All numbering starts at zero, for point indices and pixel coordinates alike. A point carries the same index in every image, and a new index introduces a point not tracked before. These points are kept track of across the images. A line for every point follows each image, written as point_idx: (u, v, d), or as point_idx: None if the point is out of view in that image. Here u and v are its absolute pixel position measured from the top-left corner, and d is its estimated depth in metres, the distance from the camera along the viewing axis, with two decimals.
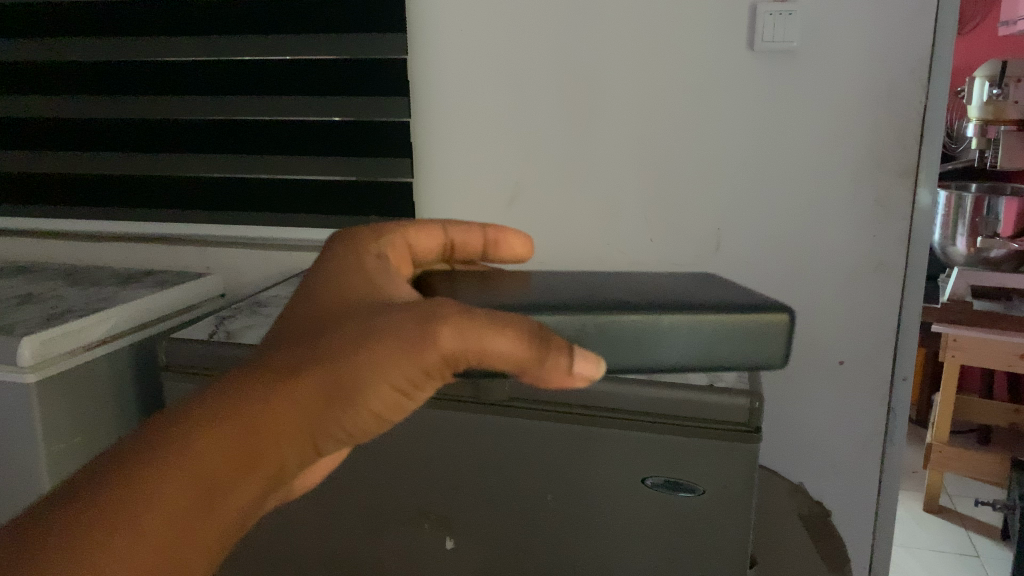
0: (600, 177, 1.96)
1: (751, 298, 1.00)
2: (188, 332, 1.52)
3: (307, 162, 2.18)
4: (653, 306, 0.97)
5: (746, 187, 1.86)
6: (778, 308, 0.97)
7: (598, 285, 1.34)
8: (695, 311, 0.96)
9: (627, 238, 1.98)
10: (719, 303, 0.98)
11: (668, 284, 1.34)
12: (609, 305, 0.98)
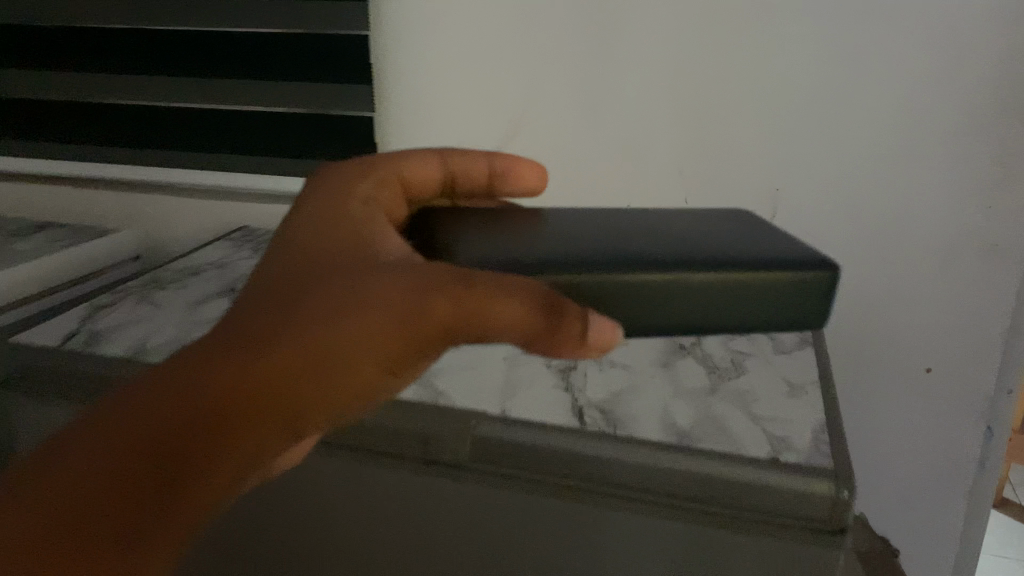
0: (624, 112, 1.48)
1: (779, 243, 0.83)
2: (39, 332, 1.10)
3: (235, 86, 1.67)
4: (674, 255, 0.79)
5: (817, 134, 1.38)
6: (818, 260, 0.78)
7: (603, 228, 0.89)
8: (721, 262, 0.78)
9: (656, 195, 1.52)
10: (747, 249, 0.81)
11: (709, 232, 0.89)
12: (621, 256, 0.79)
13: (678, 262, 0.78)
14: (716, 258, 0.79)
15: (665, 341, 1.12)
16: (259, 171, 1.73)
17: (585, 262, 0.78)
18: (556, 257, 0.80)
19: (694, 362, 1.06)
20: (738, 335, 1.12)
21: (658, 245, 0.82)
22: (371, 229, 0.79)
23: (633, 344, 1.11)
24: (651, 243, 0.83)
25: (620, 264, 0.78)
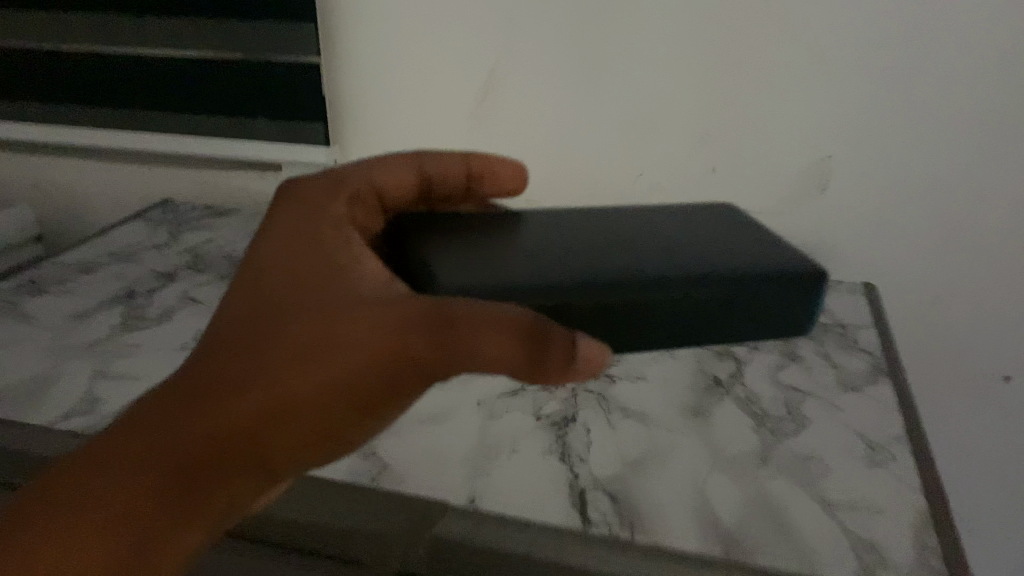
0: (628, 54, 1.05)
1: (759, 247, 0.73)
2: None
3: (79, 25, 1.21)
4: (645, 258, 0.69)
5: (893, 85, 0.98)
6: (796, 263, 0.69)
7: (603, 238, 0.73)
8: (689, 262, 0.69)
9: (669, 168, 1.11)
10: (722, 253, 0.71)
11: (700, 242, 0.74)
12: (592, 266, 0.67)
13: (649, 264, 0.68)
14: (687, 261, 0.69)
15: (695, 373, 0.84)
16: (128, 135, 1.30)
17: (550, 277, 0.65)
18: (511, 275, 0.65)
19: (735, 407, 0.78)
20: (790, 363, 0.86)
21: (634, 247, 0.72)
22: (331, 239, 0.60)
23: (653, 378, 0.83)
24: (628, 250, 0.71)
25: (586, 272, 0.66)
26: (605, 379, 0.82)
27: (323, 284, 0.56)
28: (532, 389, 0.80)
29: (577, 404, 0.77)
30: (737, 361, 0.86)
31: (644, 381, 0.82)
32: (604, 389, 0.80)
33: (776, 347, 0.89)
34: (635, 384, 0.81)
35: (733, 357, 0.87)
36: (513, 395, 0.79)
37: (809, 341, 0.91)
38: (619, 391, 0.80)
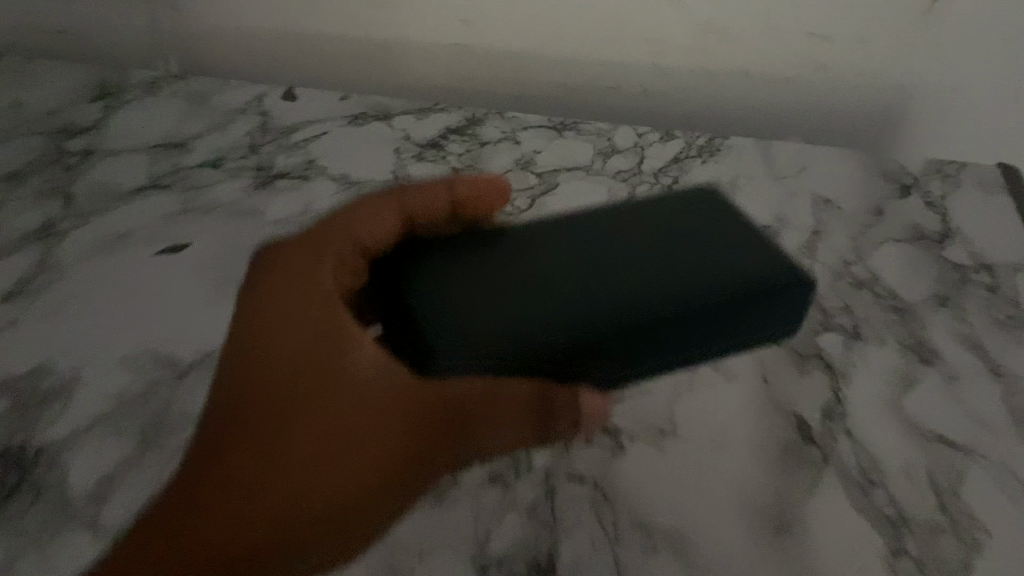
0: None
1: (714, 213, 0.45)
2: None
3: None
4: (603, 269, 0.42)
5: None
6: (775, 257, 0.42)
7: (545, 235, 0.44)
8: (665, 267, 0.42)
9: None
10: (689, 234, 0.44)
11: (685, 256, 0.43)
12: (538, 297, 0.40)
13: (615, 287, 0.41)
14: (662, 266, 0.42)
15: (764, 412, 0.47)
16: None
17: (482, 337, 0.39)
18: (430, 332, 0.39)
19: (846, 506, 0.43)
20: (914, 374, 0.49)
21: (577, 235, 0.44)
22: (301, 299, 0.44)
23: (691, 434, 0.46)
24: (573, 244, 0.43)
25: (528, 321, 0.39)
26: (605, 447, 0.45)
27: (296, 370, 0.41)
28: (473, 485, 0.43)
29: (557, 523, 0.41)
30: (832, 375, 0.49)
31: (676, 442, 0.45)
32: (605, 474, 0.44)
33: (891, 333, 0.52)
34: (660, 452, 0.45)
35: (823, 364, 0.50)
36: (437, 505, 0.42)
37: (943, 315, 0.53)
38: (631, 476, 0.44)
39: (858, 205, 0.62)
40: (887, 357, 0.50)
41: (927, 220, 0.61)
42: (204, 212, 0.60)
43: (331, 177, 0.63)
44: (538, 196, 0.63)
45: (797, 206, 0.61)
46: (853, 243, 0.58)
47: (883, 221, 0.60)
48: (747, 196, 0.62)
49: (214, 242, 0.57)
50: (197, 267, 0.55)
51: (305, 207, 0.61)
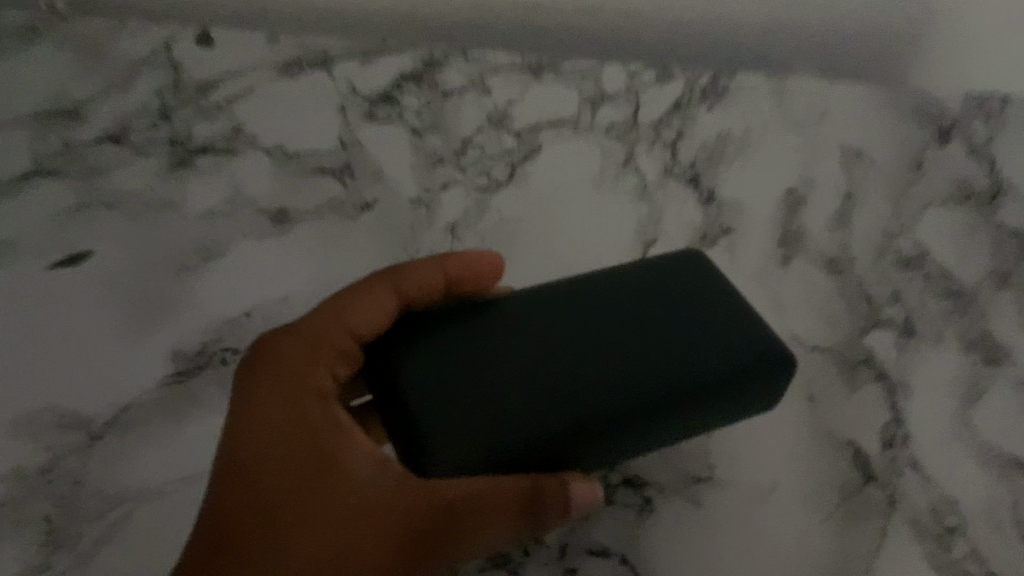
0: None
1: (685, 262, 0.36)
2: None
3: None
4: (555, 363, 0.33)
5: None
6: (754, 319, 0.35)
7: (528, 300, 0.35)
8: (633, 351, 0.33)
9: None
10: (648, 293, 0.35)
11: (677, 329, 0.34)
12: (492, 416, 0.31)
13: (576, 389, 0.32)
14: (629, 350, 0.33)
15: (814, 444, 0.39)
16: None
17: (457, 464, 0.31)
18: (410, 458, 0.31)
19: (921, 563, 0.35)
20: (983, 377, 0.42)
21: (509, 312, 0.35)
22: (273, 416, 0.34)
23: (731, 479, 0.38)
24: (524, 322, 0.34)
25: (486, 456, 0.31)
26: (631, 505, 0.37)
27: (288, 472, 0.33)
28: (475, 571, 0.35)
29: None
30: (887, 386, 0.41)
31: (715, 492, 0.37)
32: (632, 542, 0.36)
33: (949, 326, 0.44)
34: (696, 506, 0.37)
35: (876, 373, 0.42)
36: None
37: (1007, 296, 0.45)
38: (664, 542, 0.36)
39: (893, 156, 0.53)
40: (948, 358, 0.42)
41: (973, 172, 0.52)
42: (109, 207, 0.48)
43: (263, 150, 0.51)
44: (519, 163, 0.52)
45: (825, 164, 0.52)
46: (893, 209, 0.50)
47: (924, 177, 0.52)
48: (765, 151, 0.53)
49: (125, 248, 0.46)
50: (105, 285, 0.45)
51: (235, 192, 0.49)
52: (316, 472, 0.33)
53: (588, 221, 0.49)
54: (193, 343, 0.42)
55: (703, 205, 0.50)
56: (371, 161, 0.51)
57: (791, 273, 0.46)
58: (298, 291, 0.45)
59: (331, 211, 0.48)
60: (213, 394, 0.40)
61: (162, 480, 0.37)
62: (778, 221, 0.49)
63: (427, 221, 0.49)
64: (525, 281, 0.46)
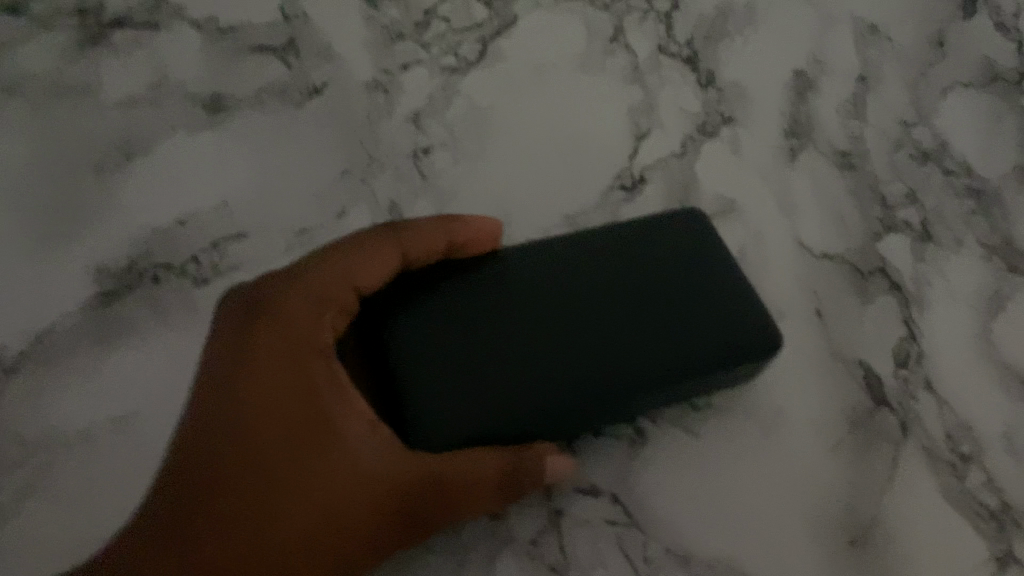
0: None
1: (685, 234, 0.34)
2: None
3: None
4: (532, 335, 0.31)
5: None
6: (743, 303, 0.32)
7: (522, 267, 0.33)
8: (629, 318, 0.32)
9: None
10: (642, 263, 0.33)
11: (676, 294, 0.32)
12: (475, 396, 0.30)
13: (549, 365, 0.31)
14: (625, 318, 0.32)
15: (823, 364, 0.35)
16: None
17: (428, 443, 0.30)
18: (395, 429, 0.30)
19: (937, 495, 0.33)
20: (1005, 286, 0.38)
21: (498, 278, 0.33)
22: (280, 364, 0.31)
23: (731, 406, 0.34)
24: (515, 293, 0.32)
25: (481, 429, 0.30)
26: (622, 437, 0.33)
27: (275, 431, 0.30)
28: None
29: (569, 564, 0.31)
30: (901, 299, 0.37)
31: (715, 421, 0.34)
32: (625, 478, 0.32)
33: (968, 230, 0.40)
34: (693, 438, 0.33)
35: (890, 284, 0.38)
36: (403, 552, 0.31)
37: None
38: (659, 479, 0.32)
39: (913, 31, 0.47)
40: (967, 267, 0.39)
41: (1002, 51, 0.46)
42: (10, 93, 0.41)
43: (191, 23, 0.44)
44: (492, 38, 0.45)
45: (836, 41, 0.46)
46: (911, 94, 0.45)
47: (946, 56, 0.46)
48: (770, 27, 0.46)
49: (35, 145, 0.40)
50: (14, 190, 0.39)
51: (160, 74, 0.42)
52: (310, 439, 0.29)
53: (573, 110, 0.43)
54: (121, 258, 0.37)
55: (702, 89, 0.44)
56: (318, 37, 0.44)
57: (799, 169, 0.41)
58: (239, 193, 0.39)
59: (274, 98, 0.42)
60: (146, 319, 0.35)
61: (92, 421, 0.33)
62: (785, 109, 0.44)
63: (386, 107, 0.42)
64: (504, 181, 0.40)
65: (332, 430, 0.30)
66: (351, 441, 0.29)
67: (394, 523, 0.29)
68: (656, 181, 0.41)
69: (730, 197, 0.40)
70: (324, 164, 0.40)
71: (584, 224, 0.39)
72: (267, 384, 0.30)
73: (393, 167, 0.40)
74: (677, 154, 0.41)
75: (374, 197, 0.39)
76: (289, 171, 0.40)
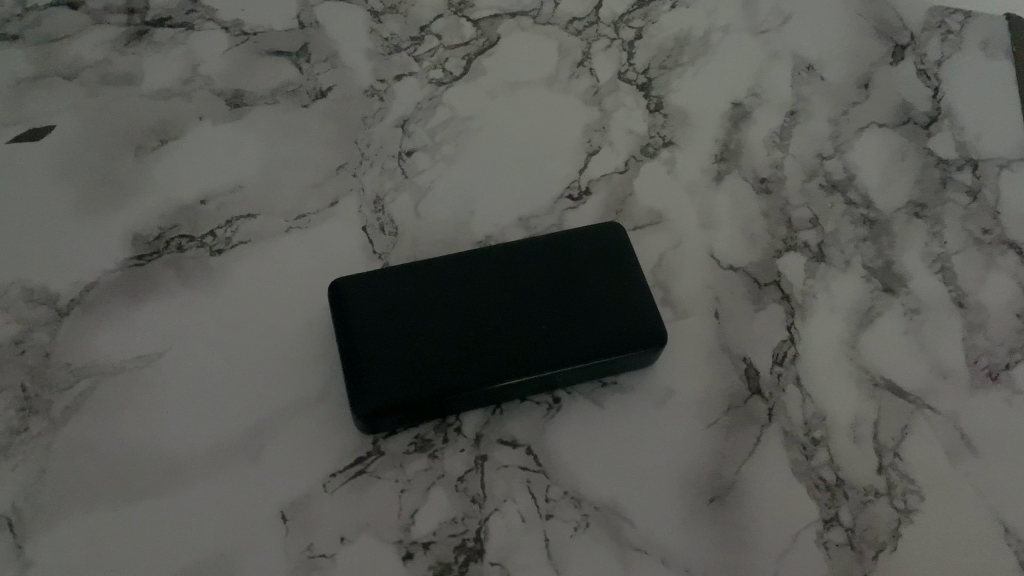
0: None
1: (605, 247, 0.43)
2: None
3: None
4: (471, 322, 0.40)
5: None
6: (641, 306, 0.41)
7: (468, 267, 0.42)
8: (550, 304, 0.41)
9: None
10: (563, 269, 0.42)
11: (588, 295, 0.41)
12: (422, 364, 0.39)
13: (482, 346, 0.40)
14: (547, 306, 0.41)
15: (713, 357, 0.43)
16: None
17: (385, 398, 0.38)
18: (357, 384, 0.39)
19: (787, 469, 0.41)
20: (877, 304, 0.46)
21: (451, 273, 0.41)
22: (216, 333, 0.42)
23: (633, 386, 0.42)
24: (460, 288, 0.41)
25: (437, 390, 0.39)
26: (541, 402, 0.42)
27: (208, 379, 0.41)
28: (398, 453, 0.40)
29: (486, 497, 0.39)
30: (789, 308, 0.45)
31: (618, 396, 0.42)
32: (539, 434, 0.41)
33: (857, 253, 0.47)
34: (599, 409, 0.42)
35: (781, 295, 0.45)
36: (359, 479, 0.39)
37: (917, 226, 0.48)
38: (566, 438, 0.41)
39: (843, 72, 0.54)
40: (850, 284, 0.46)
41: (917, 95, 0.53)
42: (66, 79, 0.49)
43: (220, 25, 0.52)
44: (476, 55, 0.52)
45: (774, 76, 0.53)
46: (832, 128, 0.52)
47: (869, 97, 0.53)
48: (719, 59, 0.54)
49: (84, 125, 0.48)
50: (66, 162, 0.47)
51: (191, 70, 0.50)
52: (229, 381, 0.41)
53: (537, 125, 0.50)
54: (152, 228, 0.45)
55: (650, 113, 0.51)
56: (328, 44, 0.52)
57: (723, 190, 0.49)
58: (250, 178, 0.47)
59: (286, 97, 0.49)
60: (170, 280, 0.44)
61: (125, 356, 0.42)
62: (719, 136, 0.51)
63: (379, 112, 0.50)
64: (470, 184, 0.48)
65: (255, 379, 0.41)
66: (274, 389, 0.41)
67: (302, 451, 0.40)
68: (599, 192, 0.48)
69: (660, 209, 0.48)
70: (322, 159, 0.48)
71: (535, 225, 0.47)
72: (204, 348, 0.42)
73: (381, 165, 0.48)
74: (620, 170, 0.49)
75: (362, 189, 0.47)
76: (292, 162, 0.47)
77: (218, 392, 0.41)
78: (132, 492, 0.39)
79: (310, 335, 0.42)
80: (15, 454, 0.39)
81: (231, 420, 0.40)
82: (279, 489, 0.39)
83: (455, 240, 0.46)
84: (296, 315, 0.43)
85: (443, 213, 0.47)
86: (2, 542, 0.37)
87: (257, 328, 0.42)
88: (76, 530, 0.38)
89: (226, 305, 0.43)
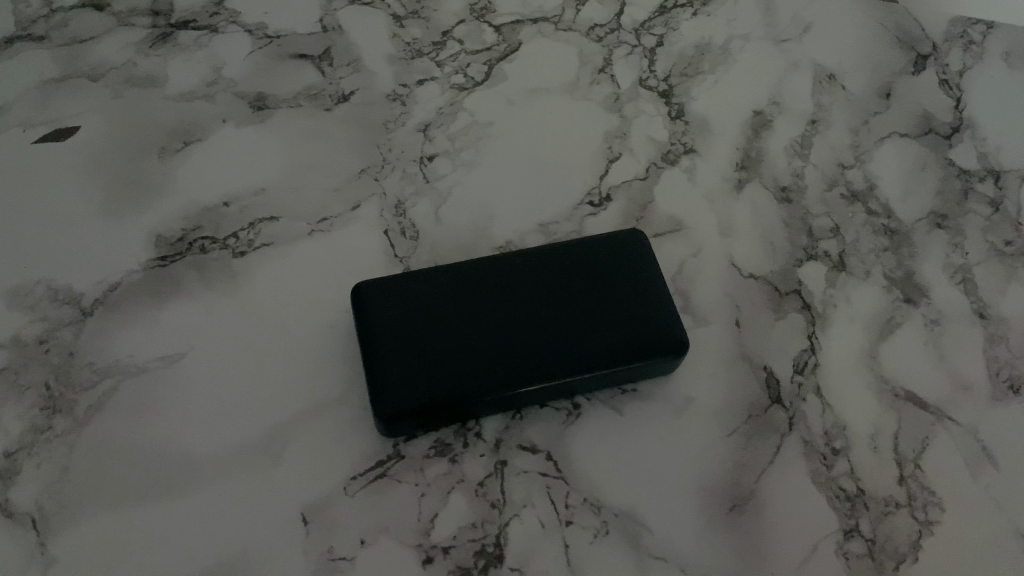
0: None
1: (625, 254, 0.43)
2: None
3: None
4: (491, 327, 0.40)
5: None
6: (661, 313, 0.41)
7: (489, 272, 0.42)
8: (571, 309, 0.41)
9: None
10: (583, 275, 0.42)
11: (608, 301, 0.41)
12: (443, 367, 0.39)
13: (502, 351, 0.40)
14: (567, 311, 0.41)
15: (733, 365, 0.43)
16: None
17: (406, 400, 0.38)
18: (378, 387, 0.39)
19: (807, 479, 0.41)
20: (898, 314, 0.45)
21: (472, 277, 0.42)
22: (238, 334, 0.43)
23: (652, 393, 0.42)
24: (481, 292, 0.41)
25: (458, 393, 0.39)
26: (561, 408, 0.42)
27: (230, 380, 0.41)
28: (419, 457, 0.40)
29: (506, 502, 0.39)
30: (809, 317, 0.45)
31: (638, 404, 0.42)
32: (558, 441, 0.41)
33: (878, 263, 0.47)
34: (618, 416, 0.42)
35: (801, 304, 0.45)
36: (379, 482, 0.39)
37: (938, 237, 0.48)
38: (585, 445, 0.41)
39: (864, 81, 0.54)
40: (870, 294, 0.46)
41: (939, 106, 0.53)
42: (92, 80, 0.50)
43: (244, 29, 0.52)
44: (497, 61, 0.52)
45: (795, 84, 0.53)
46: (853, 137, 0.51)
47: (890, 106, 0.53)
48: (739, 67, 0.54)
49: (109, 126, 0.48)
50: (91, 162, 0.47)
51: (215, 73, 0.50)
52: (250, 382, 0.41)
53: (558, 131, 0.50)
54: (175, 229, 0.45)
55: (671, 120, 0.51)
56: (351, 48, 0.52)
57: (743, 198, 0.49)
58: (273, 180, 0.47)
59: (308, 100, 0.50)
60: (193, 281, 0.44)
61: (147, 356, 0.42)
62: (739, 144, 0.51)
63: (401, 117, 0.50)
64: (491, 189, 0.48)
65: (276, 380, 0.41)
66: (295, 391, 0.41)
67: (323, 453, 0.40)
68: (620, 199, 0.48)
69: (680, 217, 0.48)
70: (344, 162, 0.48)
71: (556, 232, 0.47)
72: (227, 349, 0.42)
73: (403, 169, 0.48)
74: (641, 177, 0.49)
75: (384, 193, 0.47)
76: (314, 165, 0.48)
77: (239, 392, 0.41)
78: (154, 491, 0.39)
79: (330, 338, 0.43)
80: (39, 452, 0.40)
81: (252, 421, 0.40)
82: (299, 491, 0.39)
83: (475, 244, 0.46)
84: (318, 317, 0.43)
85: (464, 218, 0.47)
86: (26, 539, 0.38)
87: (278, 329, 0.43)
88: (98, 529, 0.38)
89: (248, 306, 0.43)
